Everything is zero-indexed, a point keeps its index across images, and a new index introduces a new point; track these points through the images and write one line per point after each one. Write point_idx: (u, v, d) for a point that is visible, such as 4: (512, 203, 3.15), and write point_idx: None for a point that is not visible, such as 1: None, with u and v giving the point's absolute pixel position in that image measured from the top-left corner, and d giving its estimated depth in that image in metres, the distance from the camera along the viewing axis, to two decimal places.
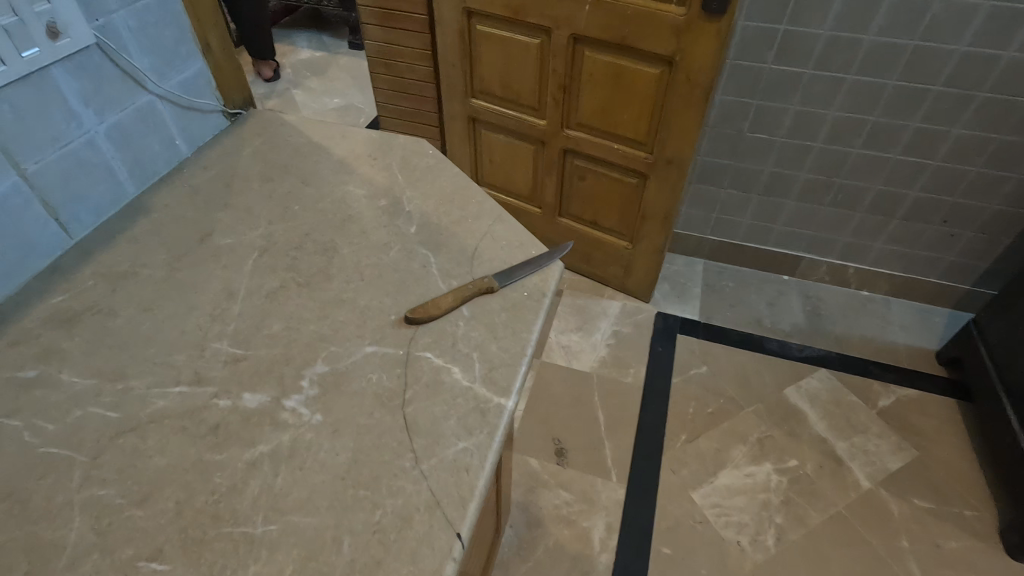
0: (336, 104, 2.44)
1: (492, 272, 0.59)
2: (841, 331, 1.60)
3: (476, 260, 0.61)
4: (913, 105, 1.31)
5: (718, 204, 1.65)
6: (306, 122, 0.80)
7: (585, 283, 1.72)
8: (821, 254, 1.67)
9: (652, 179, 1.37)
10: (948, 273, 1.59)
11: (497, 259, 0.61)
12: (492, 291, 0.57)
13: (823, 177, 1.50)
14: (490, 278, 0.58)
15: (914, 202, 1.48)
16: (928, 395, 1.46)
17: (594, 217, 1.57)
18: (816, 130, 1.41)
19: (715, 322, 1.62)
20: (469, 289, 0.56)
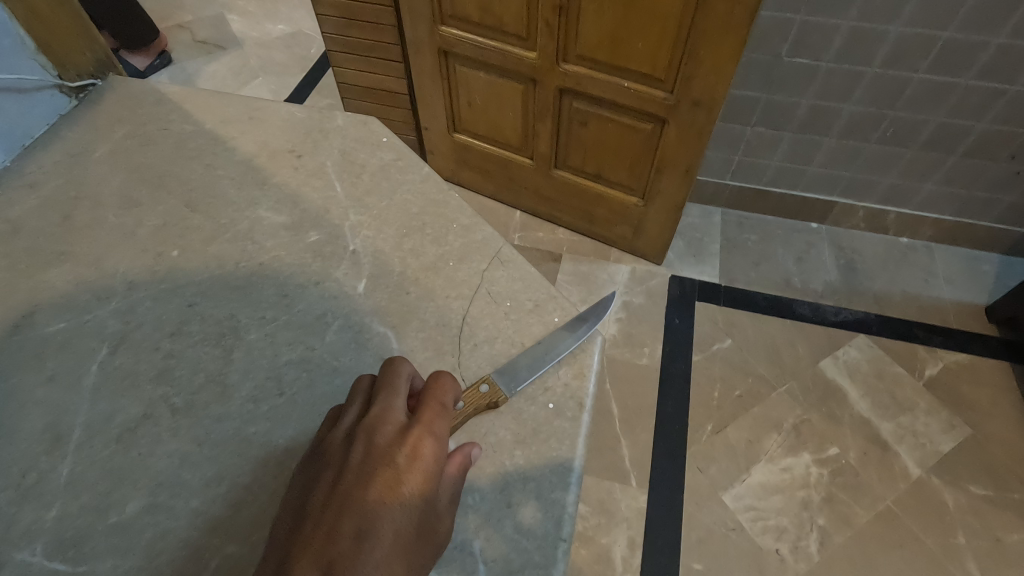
0: (281, 31, 2.05)
1: (496, 369, 0.43)
2: (880, 288, 1.41)
3: (467, 341, 0.44)
4: (1001, 15, 1.03)
5: (743, 144, 1.39)
6: (191, 97, 0.57)
7: (587, 245, 1.48)
8: (858, 198, 1.44)
9: (673, 124, 1.11)
10: (1004, 216, 1.39)
11: (497, 334, 0.45)
12: (497, 406, 0.42)
13: (873, 110, 1.24)
14: (494, 384, 0.42)
15: (980, 135, 1.23)
16: (980, 360, 1.29)
17: (598, 170, 1.31)
18: (872, 52, 1.14)
19: (739, 285, 1.42)
20: (467, 410, 0.41)
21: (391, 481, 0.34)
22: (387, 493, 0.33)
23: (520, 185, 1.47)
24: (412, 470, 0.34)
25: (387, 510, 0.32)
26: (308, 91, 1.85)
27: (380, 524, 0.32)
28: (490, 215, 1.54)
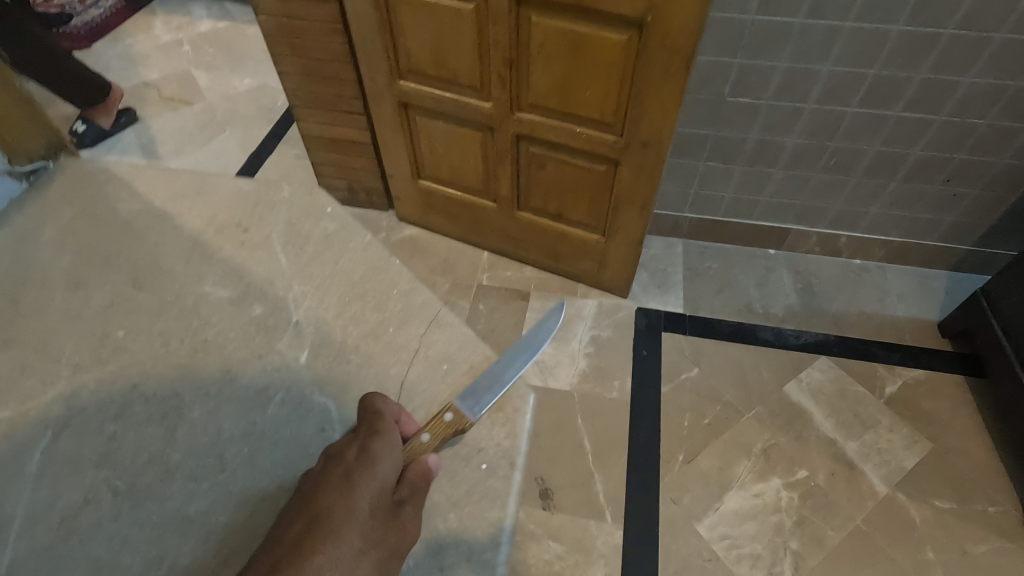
0: (247, 85, 2.10)
1: (459, 397, 0.48)
2: (837, 310, 1.46)
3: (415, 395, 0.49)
4: (920, 54, 1.11)
5: (696, 178, 1.45)
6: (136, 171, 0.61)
7: (554, 282, 1.51)
8: (810, 224, 1.51)
9: (625, 165, 1.15)
10: (948, 235, 1.46)
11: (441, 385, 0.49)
12: (466, 428, 0.46)
13: (814, 143, 1.31)
14: (459, 412, 0.47)
15: (916, 161, 1.30)
16: (936, 374, 1.34)
17: (559, 209, 1.35)
18: (808, 89, 1.21)
19: (703, 314, 1.45)
20: (434, 437, 0.46)
21: (350, 474, 0.40)
22: (349, 480, 0.40)
23: (485, 227, 1.50)
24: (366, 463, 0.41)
25: (349, 496, 0.39)
26: (275, 142, 1.88)
27: (341, 507, 0.38)
28: (458, 256, 1.57)
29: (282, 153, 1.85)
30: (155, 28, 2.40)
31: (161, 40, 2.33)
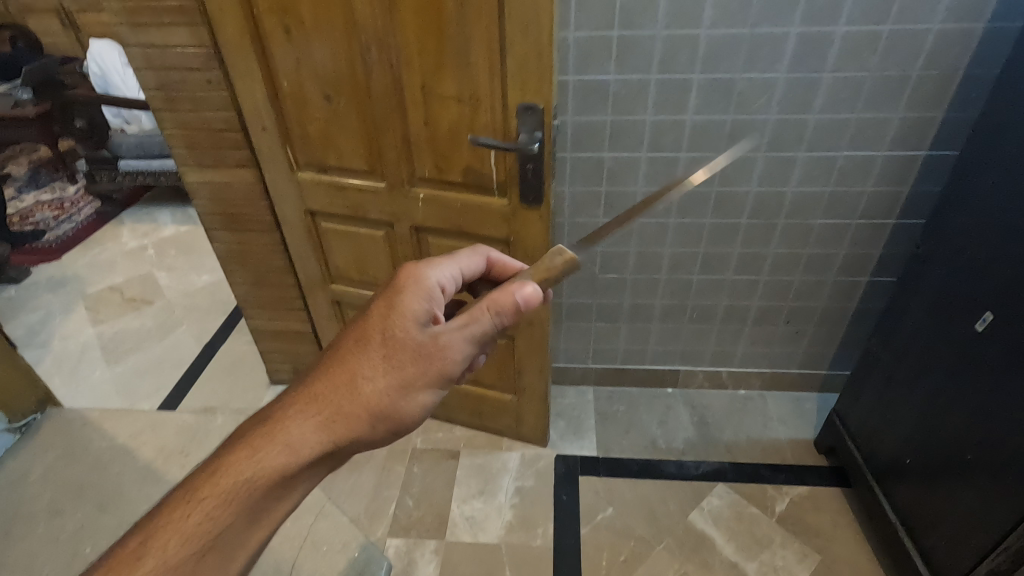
0: (204, 281, 2.37)
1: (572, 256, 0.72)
2: (729, 438, 1.67)
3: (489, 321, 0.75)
4: (730, 236, 1.45)
5: (592, 336, 1.71)
6: (109, 416, 0.85)
7: (481, 438, 1.69)
8: (694, 364, 1.76)
9: (519, 339, 1.42)
10: (806, 362, 1.73)
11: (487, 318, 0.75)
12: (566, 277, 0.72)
13: (676, 302, 1.61)
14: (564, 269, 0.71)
15: (759, 310, 1.60)
16: (817, 488, 1.53)
17: (475, 376, 1.57)
18: (658, 265, 1.52)
19: (614, 454, 1.63)
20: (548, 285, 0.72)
21: (401, 293, 0.69)
22: (403, 293, 0.69)
23: None
24: (410, 286, 0.70)
25: (408, 293, 0.69)
26: (228, 331, 2.09)
27: (409, 292, 0.69)
28: None
29: (233, 340, 2.05)
30: (123, 236, 2.70)
31: (127, 246, 2.62)
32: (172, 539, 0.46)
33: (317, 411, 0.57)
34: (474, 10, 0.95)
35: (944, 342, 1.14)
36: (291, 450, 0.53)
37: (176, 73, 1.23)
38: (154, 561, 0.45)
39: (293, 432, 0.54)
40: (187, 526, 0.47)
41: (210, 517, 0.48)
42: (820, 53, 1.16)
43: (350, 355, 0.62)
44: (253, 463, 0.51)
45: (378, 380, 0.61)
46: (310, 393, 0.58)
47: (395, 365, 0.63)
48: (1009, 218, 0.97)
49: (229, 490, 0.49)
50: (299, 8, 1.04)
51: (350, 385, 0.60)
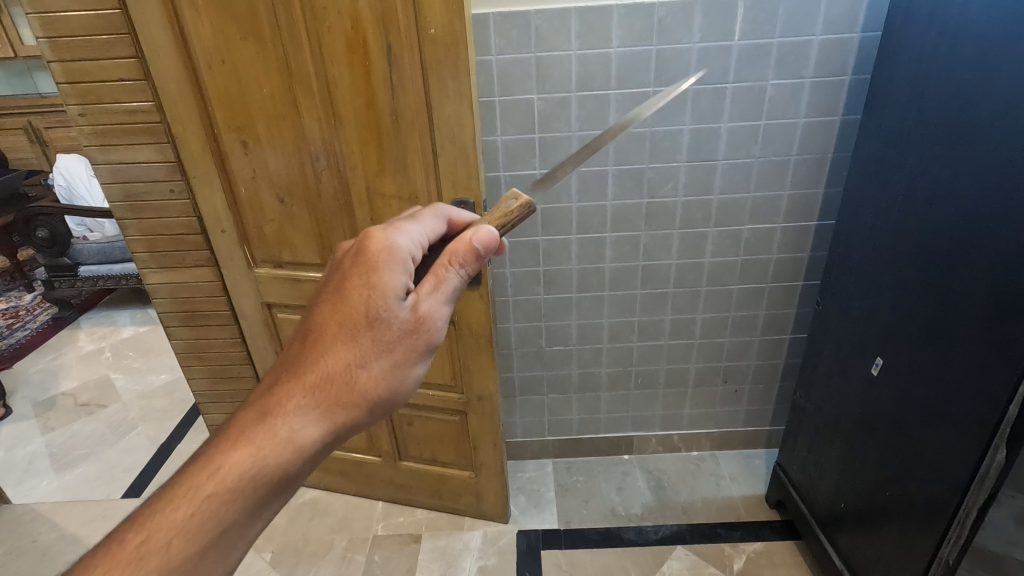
0: (162, 380, 2.37)
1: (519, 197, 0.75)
2: (685, 500, 1.71)
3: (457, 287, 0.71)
4: (660, 305, 1.59)
5: (545, 408, 1.78)
6: (59, 508, 0.87)
7: (443, 519, 1.69)
8: (646, 429, 1.83)
9: (471, 414, 1.48)
10: (749, 420, 1.82)
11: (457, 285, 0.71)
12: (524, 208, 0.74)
13: (620, 370, 1.71)
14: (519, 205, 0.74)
15: (697, 372, 1.71)
16: (771, 543, 1.57)
17: (432, 455, 1.60)
18: (599, 335, 1.64)
19: (575, 525, 1.65)
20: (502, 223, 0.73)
21: (380, 266, 0.66)
22: (382, 266, 0.66)
23: (376, 479, 1.70)
24: (389, 258, 0.66)
25: (389, 266, 0.66)
26: (185, 430, 2.07)
27: (388, 266, 0.66)
28: (354, 511, 1.72)
29: (190, 438, 2.03)
30: (79, 340, 2.70)
31: (84, 350, 2.61)
32: (177, 536, 0.50)
33: (313, 404, 0.59)
34: (407, 124, 1.11)
35: (850, 389, 1.26)
36: (290, 447, 0.56)
37: (140, 185, 1.33)
38: (165, 563, 0.48)
39: (291, 433, 0.56)
40: (196, 527, 0.50)
41: (218, 517, 0.52)
42: (711, 145, 1.35)
43: (337, 339, 0.62)
44: (256, 466, 0.54)
45: (368, 365, 0.63)
46: (302, 383, 0.59)
47: (382, 349, 0.64)
48: (876, 277, 1.13)
49: (234, 492, 0.53)
50: (255, 126, 1.18)
51: (340, 376, 0.61)
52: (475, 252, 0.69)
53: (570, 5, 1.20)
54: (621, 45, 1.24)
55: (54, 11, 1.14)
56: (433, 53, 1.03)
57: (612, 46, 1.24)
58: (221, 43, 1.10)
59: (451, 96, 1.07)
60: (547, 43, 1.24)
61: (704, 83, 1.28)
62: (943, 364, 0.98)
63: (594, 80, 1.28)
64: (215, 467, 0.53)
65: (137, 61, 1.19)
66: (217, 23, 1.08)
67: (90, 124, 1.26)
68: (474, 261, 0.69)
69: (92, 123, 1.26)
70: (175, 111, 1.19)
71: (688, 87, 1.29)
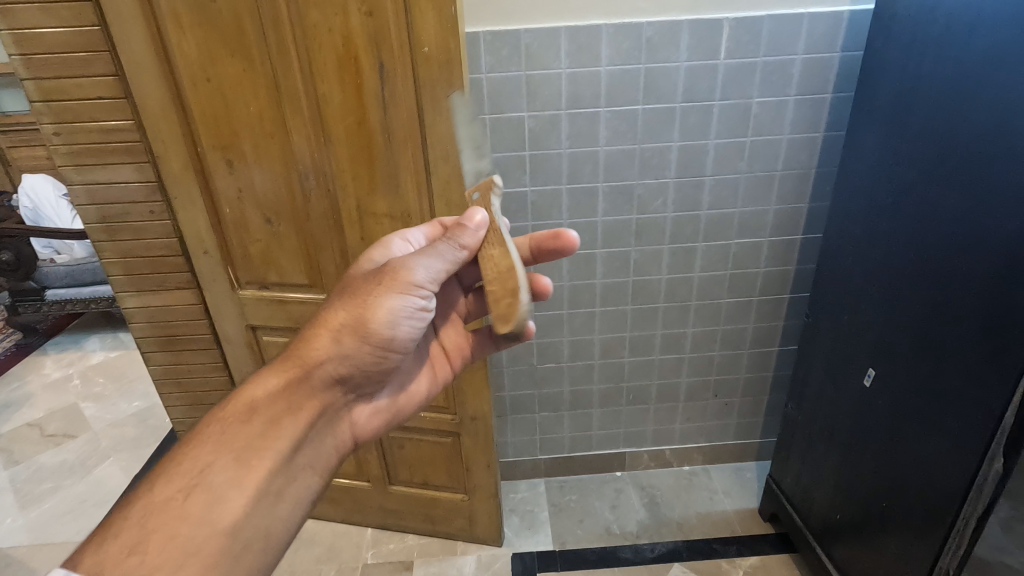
0: (135, 408, 2.27)
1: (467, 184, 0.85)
2: (680, 516, 1.70)
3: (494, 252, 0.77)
4: (650, 320, 1.59)
5: (537, 426, 1.76)
6: None
7: (435, 544, 1.64)
8: (638, 445, 1.82)
9: (464, 435, 1.45)
10: (740, 433, 1.83)
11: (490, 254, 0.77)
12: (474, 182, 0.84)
13: (612, 386, 1.70)
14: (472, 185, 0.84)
15: (688, 386, 1.71)
16: (767, 557, 1.56)
17: (424, 478, 1.57)
18: (590, 351, 1.63)
19: (570, 546, 1.62)
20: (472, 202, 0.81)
21: (354, 268, 0.85)
22: (356, 268, 0.85)
23: (364, 504, 1.65)
24: (362, 261, 0.85)
25: (359, 266, 0.85)
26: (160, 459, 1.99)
27: (357, 266, 0.85)
28: (342, 539, 1.67)
29: None
30: (45, 367, 2.58)
31: (50, 378, 2.50)
32: (167, 464, 0.63)
33: (283, 366, 0.74)
34: (399, 142, 1.10)
35: (843, 400, 1.27)
36: (263, 390, 0.71)
37: (117, 206, 1.29)
38: (154, 495, 0.59)
39: (264, 379, 0.73)
40: (181, 464, 0.62)
41: (200, 451, 0.64)
42: (699, 161, 1.37)
43: (311, 320, 0.79)
44: (230, 408, 0.69)
45: (329, 316, 0.77)
46: (284, 355, 0.76)
47: (338, 301, 0.78)
48: (866, 290, 1.15)
49: (212, 430, 0.67)
50: (241, 144, 1.16)
51: (307, 341, 0.76)
52: (467, 232, 0.77)
53: (560, 24, 1.21)
54: (610, 64, 1.25)
55: (29, 27, 1.10)
56: (426, 71, 1.02)
57: (601, 65, 1.25)
58: (206, 60, 1.08)
59: (445, 113, 1.06)
60: (538, 61, 1.24)
61: (692, 101, 1.30)
62: (935, 373, 1.00)
63: (584, 98, 1.29)
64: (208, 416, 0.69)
65: (117, 78, 1.15)
66: (202, 40, 1.06)
67: (65, 143, 1.21)
68: (455, 232, 0.77)
69: (67, 142, 1.21)
70: (156, 130, 1.16)
71: (676, 105, 1.30)
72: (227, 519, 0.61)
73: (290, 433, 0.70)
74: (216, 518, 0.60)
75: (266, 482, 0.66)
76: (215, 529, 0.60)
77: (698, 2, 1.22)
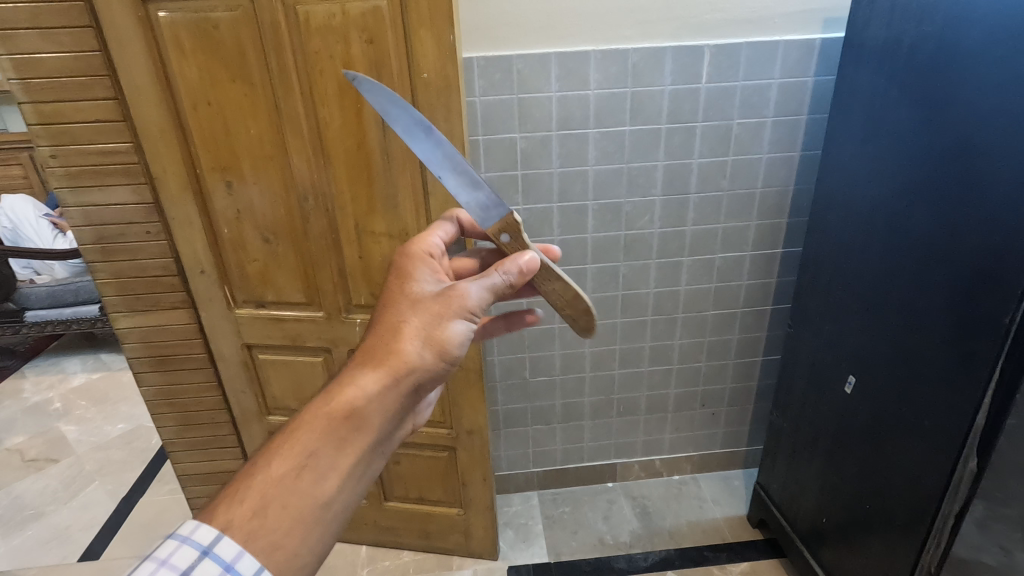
0: (120, 430, 2.24)
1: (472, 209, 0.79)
2: (671, 524, 1.73)
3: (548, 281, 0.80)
4: (639, 333, 1.63)
5: (530, 439, 1.78)
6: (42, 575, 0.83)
7: (431, 560, 1.65)
8: (629, 456, 1.86)
9: (461, 449, 1.47)
10: (727, 442, 1.87)
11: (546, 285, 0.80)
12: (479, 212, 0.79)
13: (603, 398, 1.73)
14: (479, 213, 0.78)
15: (677, 397, 1.76)
16: (757, 562, 1.60)
17: (420, 493, 1.57)
18: (581, 364, 1.66)
19: (565, 557, 1.64)
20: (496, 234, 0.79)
21: (408, 269, 0.76)
22: (410, 269, 0.76)
23: (360, 522, 1.65)
24: (413, 262, 0.77)
25: (412, 266, 0.77)
26: (147, 482, 1.96)
27: (411, 266, 0.77)
28: (337, 557, 1.66)
29: (154, 490, 1.92)
30: (24, 390, 2.53)
31: (30, 401, 2.45)
32: (273, 451, 0.58)
33: (370, 366, 0.65)
34: (398, 163, 1.14)
35: (825, 405, 1.33)
36: (357, 391, 0.62)
37: (113, 227, 1.29)
38: (270, 474, 0.57)
39: (355, 380, 0.64)
40: (287, 446, 0.59)
41: (304, 441, 0.59)
42: (684, 179, 1.43)
43: (386, 318, 0.70)
44: (328, 407, 0.61)
45: (408, 321, 0.69)
46: (363, 355, 0.67)
47: (413, 305, 0.70)
48: (844, 300, 1.21)
49: (313, 425, 0.60)
50: (241, 166, 1.18)
51: (391, 340, 0.67)
52: (519, 269, 0.74)
53: (551, 51, 1.27)
54: (598, 88, 1.31)
55: (29, 53, 1.12)
56: (425, 96, 1.07)
57: (590, 89, 1.31)
58: (207, 84, 1.10)
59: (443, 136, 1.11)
60: (529, 85, 1.29)
61: (676, 122, 1.36)
62: (910, 378, 1.06)
63: (573, 119, 1.34)
64: (302, 416, 0.61)
65: (116, 102, 1.17)
66: (204, 65, 1.08)
67: (62, 165, 1.22)
68: (514, 266, 0.73)
69: (64, 165, 1.22)
70: (155, 152, 1.17)
71: (661, 126, 1.36)
72: (332, 496, 0.58)
73: (384, 433, 0.64)
74: (321, 498, 0.58)
75: (363, 471, 0.62)
76: (323, 509, 0.58)
77: (680, 30, 1.28)
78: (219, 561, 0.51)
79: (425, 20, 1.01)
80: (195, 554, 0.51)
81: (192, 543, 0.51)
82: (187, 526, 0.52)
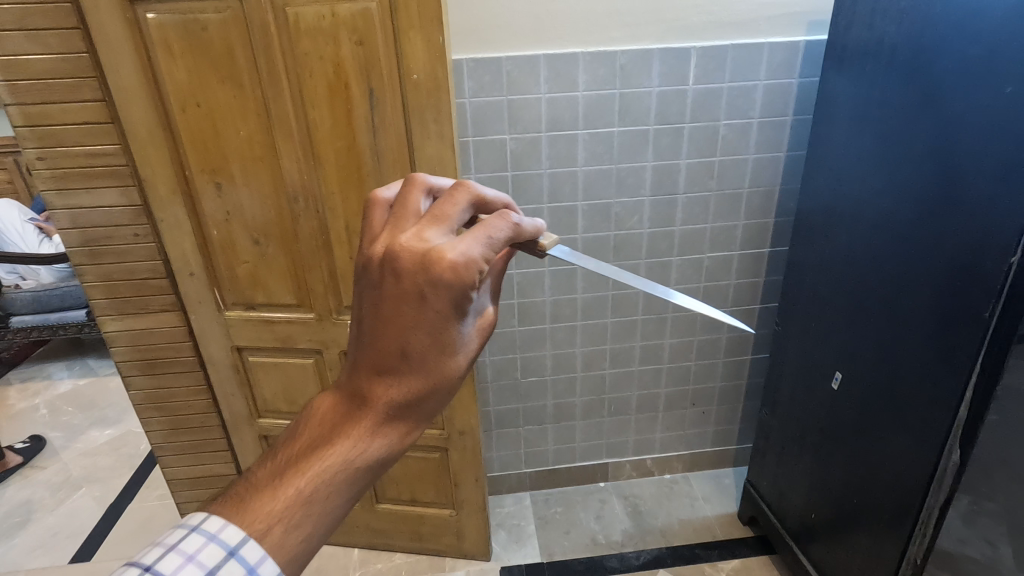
0: (107, 436, 2.21)
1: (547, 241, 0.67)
2: (663, 523, 1.74)
3: None
4: (629, 332, 1.64)
5: (522, 440, 1.79)
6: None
7: (423, 561, 1.64)
8: (620, 455, 1.86)
9: (453, 449, 1.47)
10: (717, 441, 1.89)
11: None
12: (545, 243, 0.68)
13: (595, 397, 1.74)
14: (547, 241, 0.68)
15: (667, 396, 1.77)
16: (748, 559, 1.61)
17: (412, 494, 1.57)
18: (573, 364, 1.67)
19: (558, 557, 1.64)
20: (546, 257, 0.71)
21: (464, 284, 0.54)
22: (467, 286, 0.54)
23: (352, 525, 1.64)
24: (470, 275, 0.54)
25: (469, 281, 0.54)
26: (135, 488, 1.94)
27: (469, 282, 0.54)
28: (329, 560, 1.65)
29: (142, 497, 1.90)
30: (9, 397, 2.49)
31: (15, 408, 2.41)
32: (326, 494, 0.54)
33: (417, 412, 0.59)
34: (389, 164, 1.15)
35: (812, 401, 1.35)
36: (408, 438, 0.59)
37: (101, 230, 1.28)
38: (326, 507, 0.54)
39: (409, 425, 0.58)
40: (337, 485, 0.55)
41: (355, 485, 0.56)
42: (672, 180, 1.45)
43: (435, 356, 0.57)
44: (382, 459, 0.57)
45: (457, 362, 0.59)
46: (406, 397, 0.58)
47: (465, 344, 0.59)
48: (830, 298, 1.23)
49: (365, 471, 0.56)
50: (231, 168, 1.18)
51: (442, 386, 0.59)
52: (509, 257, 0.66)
53: (540, 52, 1.28)
54: (587, 89, 1.32)
55: (16, 54, 1.11)
56: (415, 98, 1.08)
57: (579, 90, 1.32)
58: (197, 87, 1.10)
59: (433, 137, 1.12)
60: (519, 86, 1.30)
61: (664, 123, 1.38)
62: (895, 373, 1.08)
63: (563, 120, 1.35)
64: (351, 462, 0.56)
65: (104, 104, 1.17)
66: (193, 67, 1.08)
67: (49, 167, 1.21)
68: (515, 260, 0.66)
69: (51, 166, 1.21)
70: (142, 154, 1.16)
71: (649, 127, 1.38)
72: None
73: None
74: None
75: None
76: None
77: (667, 33, 1.30)
78: (244, 563, 0.51)
79: (415, 22, 1.02)
80: (222, 553, 0.51)
81: (218, 542, 0.51)
82: (215, 523, 0.53)
